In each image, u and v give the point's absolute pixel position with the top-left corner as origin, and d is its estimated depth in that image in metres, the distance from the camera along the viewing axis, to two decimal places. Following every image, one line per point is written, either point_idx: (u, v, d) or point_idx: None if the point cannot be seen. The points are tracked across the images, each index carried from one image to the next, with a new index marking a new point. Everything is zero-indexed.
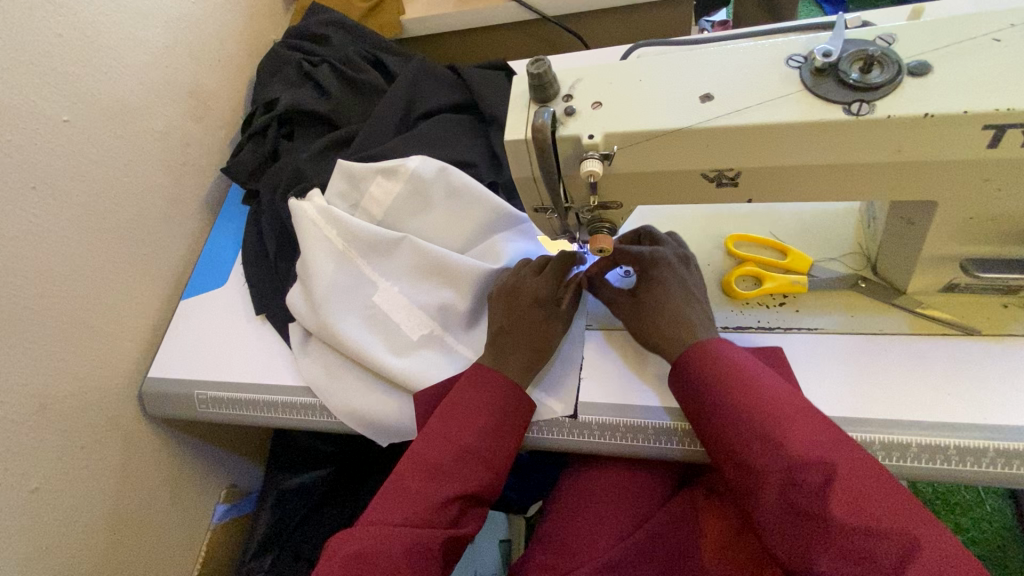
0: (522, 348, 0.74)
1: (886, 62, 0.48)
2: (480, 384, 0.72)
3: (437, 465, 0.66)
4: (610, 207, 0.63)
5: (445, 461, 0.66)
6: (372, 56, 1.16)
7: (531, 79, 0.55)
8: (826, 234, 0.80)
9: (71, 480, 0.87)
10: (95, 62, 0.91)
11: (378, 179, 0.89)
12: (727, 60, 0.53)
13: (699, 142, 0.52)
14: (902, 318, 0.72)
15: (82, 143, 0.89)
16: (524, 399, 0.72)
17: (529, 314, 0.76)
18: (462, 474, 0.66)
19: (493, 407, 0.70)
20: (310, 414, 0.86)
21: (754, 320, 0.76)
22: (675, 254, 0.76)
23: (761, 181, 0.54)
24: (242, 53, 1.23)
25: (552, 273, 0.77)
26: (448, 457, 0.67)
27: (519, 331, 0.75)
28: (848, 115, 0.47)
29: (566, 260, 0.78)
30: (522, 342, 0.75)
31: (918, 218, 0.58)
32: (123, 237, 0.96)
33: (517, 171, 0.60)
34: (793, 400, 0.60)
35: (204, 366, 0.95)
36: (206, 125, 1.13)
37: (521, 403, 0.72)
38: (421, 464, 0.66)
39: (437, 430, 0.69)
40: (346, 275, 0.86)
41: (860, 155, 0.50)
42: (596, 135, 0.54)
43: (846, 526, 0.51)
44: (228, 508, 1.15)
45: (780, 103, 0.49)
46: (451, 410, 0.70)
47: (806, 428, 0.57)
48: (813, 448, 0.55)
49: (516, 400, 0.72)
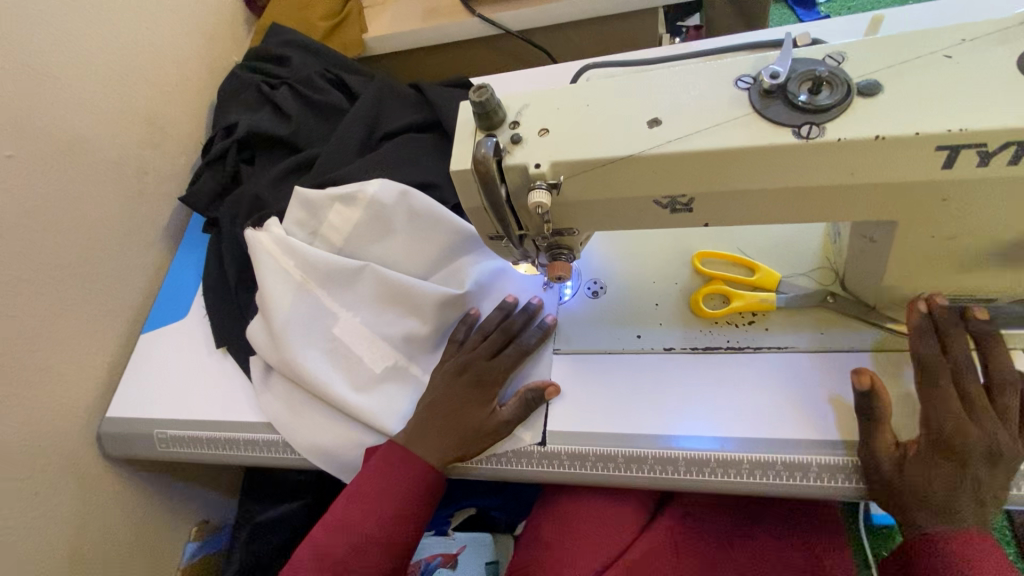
0: (458, 423, 0.72)
1: (835, 82, 0.46)
2: (394, 465, 0.71)
3: (335, 555, 0.67)
4: (565, 234, 0.60)
5: (346, 552, 0.67)
6: (334, 77, 1.14)
7: (475, 107, 0.52)
8: (794, 249, 0.78)
9: (24, 531, 0.83)
10: (41, 94, 0.87)
11: (336, 206, 0.87)
12: (675, 83, 0.51)
13: (649, 168, 0.50)
14: (872, 334, 0.70)
15: (28, 177, 0.85)
16: (432, 480, 0.71)
17: (461, 388, 0.74)
18: (361, 567, 0.66)
19: (401, 493, 0.70)
20: (272, 452, 0.83)
21: (722, 340, 0.74)
22: (537, 337, 0.76)
23: (716, 205, 0.52)
24: (203, 76, 1.20)
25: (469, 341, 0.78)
26: (345, 547, 0.67)
27: (452, 405, 0.73)
28: (798, 139, 0.46)
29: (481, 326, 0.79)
30: (455, 414, 0.72)
31: (881, 237, 0.57)
32: (77, 272, 0.93)
33: (466, 201, 0.57)
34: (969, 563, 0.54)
35: (165, 404, 0.91)
36: (165, 152, 1.10)
37: (435, 486, 0.72)
38: (318, 553, 0.67)
39: (340, 514, 0.69)
40: (304, 307, 0.82)
41: (814, 178, 0.48)
42: (542, 164, 0.52)
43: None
44: (199, 547, 1.09)
45: (730, 127, 0.47)
46: (358, 493, 0.70)
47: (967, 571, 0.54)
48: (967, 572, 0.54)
49: (424, 482, 0.71)
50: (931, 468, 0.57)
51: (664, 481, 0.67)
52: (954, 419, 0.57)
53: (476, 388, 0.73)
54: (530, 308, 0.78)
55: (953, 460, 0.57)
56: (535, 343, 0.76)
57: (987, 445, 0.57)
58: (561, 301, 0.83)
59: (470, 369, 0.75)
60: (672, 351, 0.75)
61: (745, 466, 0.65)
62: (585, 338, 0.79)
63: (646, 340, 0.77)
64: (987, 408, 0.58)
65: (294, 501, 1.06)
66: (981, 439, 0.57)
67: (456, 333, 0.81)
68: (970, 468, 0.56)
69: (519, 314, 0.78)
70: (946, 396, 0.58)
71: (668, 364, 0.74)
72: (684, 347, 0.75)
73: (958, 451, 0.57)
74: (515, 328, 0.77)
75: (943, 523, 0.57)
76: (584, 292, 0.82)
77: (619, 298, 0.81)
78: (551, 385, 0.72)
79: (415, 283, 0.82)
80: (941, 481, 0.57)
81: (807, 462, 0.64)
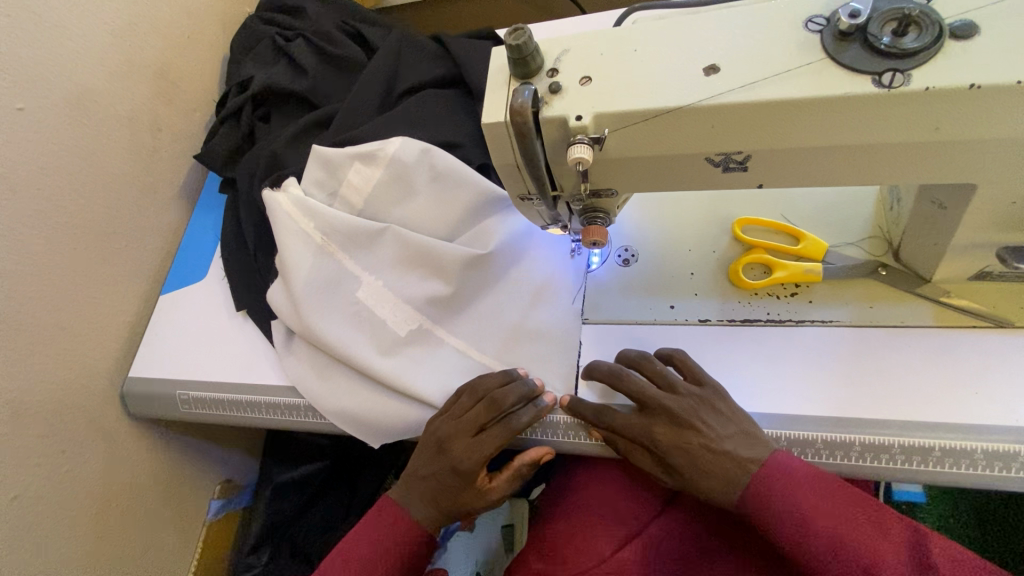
0: (442, 500, 0.66)
1: (925, 22, 0.41)
2: (375, 525, 0.67)
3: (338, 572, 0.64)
4: (602, 196, 0.56)
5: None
6: (351, 29, 1.09)
7: (510, 51, 0.48)
8: (840, 217, 0.74)
9: (53, 486, 0.83)
10: (51, 43, 0.83)
11: (357, 165, 0.83)
12: (734, 25, 0.46)
13: (706, 121, 0.45)
14: (927, 310, 0.66)
15: (41, 132, 0.82)
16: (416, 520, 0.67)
17: (444, 471, 0.66)
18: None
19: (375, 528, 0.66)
20: (294, 415, 0.82)
21: (762, 312, 0.70)
22: (531, 417, 0.66)
23: (773, 165, 0.48)
24: (214, 27, 1.14)
25: (456, 411, 0.67)
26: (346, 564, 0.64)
27: (434, 485, 0.66)
28: (878, 88, 0.41)
29: (474, 398, 0.67)
30: (437, 495, 0.66)
31: (951, 203, 0.53)
32: (94, 231, 0.91)
33: (498, 158, 0.53)
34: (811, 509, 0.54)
35: (186, 367, 0.91)
36: (177, 108, 1.06)
37: (420, 553, 0.67)
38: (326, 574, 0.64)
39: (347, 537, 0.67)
40: (325, 269, 0.80)
41: (891, 134, 0.43)
42: (584, 117, 0.47)
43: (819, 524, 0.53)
44: (223, 504, 1.12)
45: (798, 75, 0.43)
46: (342, 553, 0.65)
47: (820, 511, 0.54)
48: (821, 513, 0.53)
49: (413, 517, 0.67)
50: (663, 462, 0.61)
51: None
52: (631, 417, 0.63)
53: (456, 475, 0.65)
54: (527, 386, 0.67)
55: (673, 448, 0.60)
56: (526, 423, 0.66)
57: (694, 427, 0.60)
58: (588, 269, 0.79)
59: (449, 447, 0.65)
60: (707, 323, 0.71)
61: (783, 443, 0.62)
62: (616, 308, 0.75)
63: (680, 311, 0.73)
64: (630, 417, 0.63)
65: (315, 462, 1.06)
66: (644, 435, 0.62)
67: (454, 396, 0.70)
68: (697, 438, 0.59)
69: (514, 393, 0.66)
70: (620, 417, 0.64)
71: (704, 335, 0.71)
72: (720, 319, 0.71)
73: (673, 431, 0.61)
74: (508, 406, 0.65)
75: (729, 493, 0.57)
76: (614, 260, 0.78)
77: (652, 266, 0.77)
78: (544, 451, 0.68)
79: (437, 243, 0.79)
80: (686, 461, 0.59)
81: (849, 441, 0.61)
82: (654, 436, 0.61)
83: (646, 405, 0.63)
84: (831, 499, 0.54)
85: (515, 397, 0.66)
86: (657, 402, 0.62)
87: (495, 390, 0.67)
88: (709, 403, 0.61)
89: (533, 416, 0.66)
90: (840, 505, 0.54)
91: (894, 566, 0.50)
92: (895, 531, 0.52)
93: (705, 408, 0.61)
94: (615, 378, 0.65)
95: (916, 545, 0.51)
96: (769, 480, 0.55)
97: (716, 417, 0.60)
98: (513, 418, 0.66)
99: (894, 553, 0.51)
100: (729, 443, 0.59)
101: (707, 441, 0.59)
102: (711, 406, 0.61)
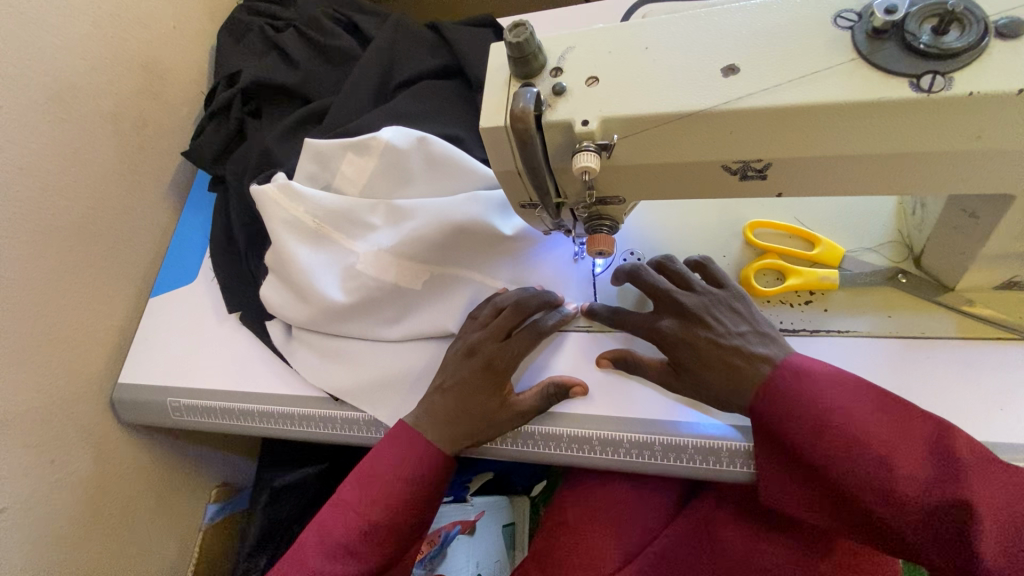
0: (467, 413, 0.66)
1: (968, 20, 0.37)
2: (398, 452, 0.65)
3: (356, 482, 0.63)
4: (610, 203, 0.53)
5: (349, 539, 0.60)
6: (344, 18, 1.04)
7: (509, 49, 0.44)
8: (858, 219, 0.70)
9: (42, 498, 0.81)
10: (28, 37, 0.79)
11: (349, 155, 0.79)
12: (755, 21, 0.42)
13: (725, 125, 0.42)
14: (949, 320, 0.63)
15: (21, 132, 0.79)
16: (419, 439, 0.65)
17: (474, 374, 0.66)
18: (365, 556, 0.60)
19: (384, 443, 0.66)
20: (289, 425, 0.79)
21: (777, 321, 0.67)
22: (557, 323, 0.69)
23: (796, 173, 0.45)
24: (201, 16, 1.09)
25: (484, 320, 0.69)
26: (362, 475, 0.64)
27: (459, 395, 0.66)
28: (917, 92, 0.38)
29: (499, 309, 0.69)
30: (465, 412, 0.65)
31: (987, 212, 0.50)
32: (79, 233, 0.87)
33: (498, 163, 0.50)
34: (830, 402, 0.52)
35: (176, 372, 0.88)
36: (164, 102, 1.02)
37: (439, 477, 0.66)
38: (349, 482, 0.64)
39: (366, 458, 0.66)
40: (322, 256, 0.78)
41: (926, 141, 0.40)
42: (591, 121, 0.44)
43: (838, 422, 0.51)
44: (220, 508, 1.10)
45: (827, 78, 0.39)
46: (365, 477, 0.63)
47: (842, 407, 0.51)
48: (844, 411, 0.51)
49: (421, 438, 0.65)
50: (676, 361, 0.61)
51: (706, 471, 0.63)
52: (644, 319, 0.65)
53: (484, 376, 0.66)
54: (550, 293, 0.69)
55: (680, 343, 0.60)
56: (555, 327, 0.69)
57: (708, 322, 0.60)
58: (594, 272, 0.76)
59: (478, 351, 0.67)
60: None
61: None
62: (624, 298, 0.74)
63: None
64: (646, 317, 0.65)
65: (312, 466, 1.05)
66: (654, 333, 0.63)
67: (479, 311, 0.72)
68: (705, 332, 0.59)
69: (537, 297, 0.68)
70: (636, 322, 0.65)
71: None
72: None
73: (682, 327, 0.61)
74: (533, 310, 0.68)
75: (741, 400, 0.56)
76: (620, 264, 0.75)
77: None
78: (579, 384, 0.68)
79: (435, 205, 0.74)
80: (694, 355, 0.59)
81: None
82: (660, 331, 0.62)
83: (659, 302, 0.63)
84: (854, 407, 0.51)
85: (538, 304, 0.68)
86: (669, 297, 0.62)
87: (517, 299, 0.69)
88: (725, 303, 0.61)
89: (558, 321, 0.69)
90: (863, 413, 0.51)
91: (913, 466, 0.48)
92: (920, 432, 0.49)
93: (720, 307, 0.61)
94: (633, 275, 0.65)
95: (940, 444, 0.48)
96: (780, 387, 0.54)
97: (730, 314, 0.61)
98: (539, 324, 0.68)
99: (913, 451, 0.49)
100: (740, 339, 0.58)
101: (716, 336, 0.59)
102: (730, 306, 0.61)
